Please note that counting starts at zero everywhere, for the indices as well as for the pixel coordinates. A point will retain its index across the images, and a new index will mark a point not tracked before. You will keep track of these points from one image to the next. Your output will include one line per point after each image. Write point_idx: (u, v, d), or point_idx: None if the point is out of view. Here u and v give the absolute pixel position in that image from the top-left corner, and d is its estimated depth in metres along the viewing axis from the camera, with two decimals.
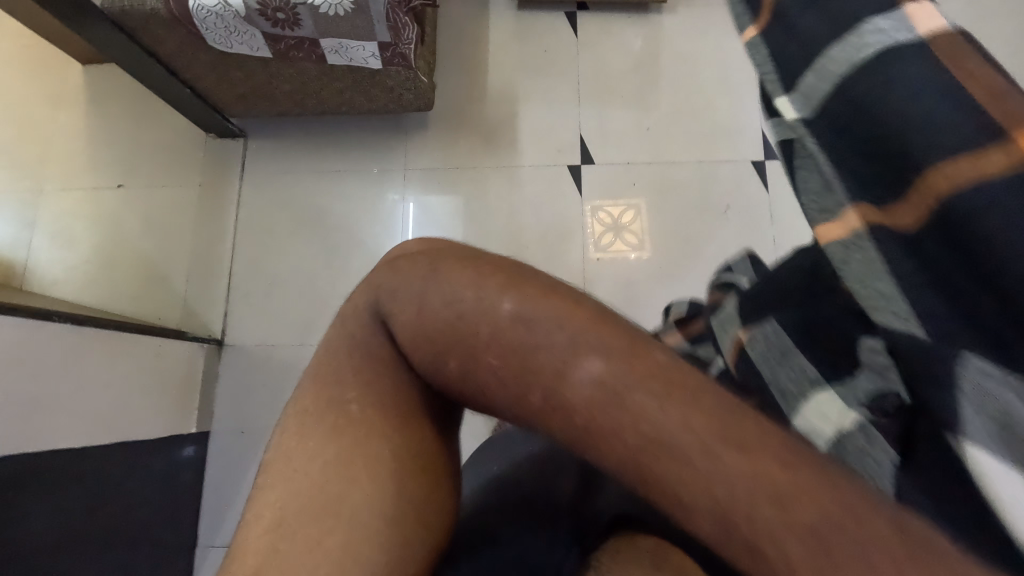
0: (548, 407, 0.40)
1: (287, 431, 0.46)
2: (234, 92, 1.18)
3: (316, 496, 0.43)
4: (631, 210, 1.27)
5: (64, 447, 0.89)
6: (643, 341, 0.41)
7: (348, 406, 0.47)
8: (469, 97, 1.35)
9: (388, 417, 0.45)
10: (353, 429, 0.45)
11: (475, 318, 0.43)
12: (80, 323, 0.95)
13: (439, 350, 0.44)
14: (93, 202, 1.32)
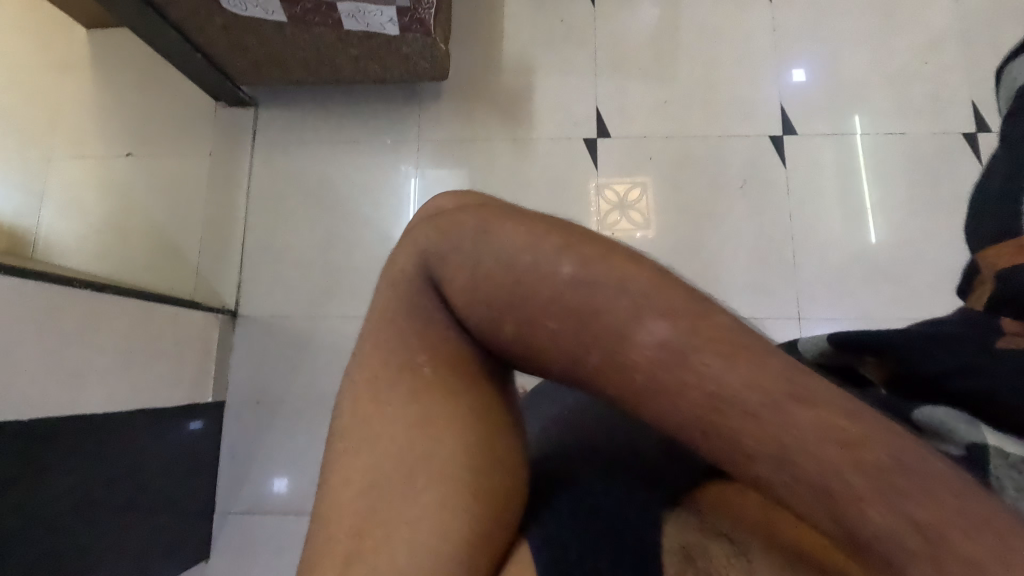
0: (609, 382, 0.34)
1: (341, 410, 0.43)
2: (247, 59, 1.16)
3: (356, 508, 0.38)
4: (636, 187, 1.26)
5: (84, 411, 0.90)
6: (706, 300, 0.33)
7: (390, 395, 0.41)
8: (484, 68, 1.33)
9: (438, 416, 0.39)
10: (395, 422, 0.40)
11: (533, 283, 0.35)
12: (100, 289, 0.95)
13: (488, 324, 0.38)
14: (103, 172, 1.31)
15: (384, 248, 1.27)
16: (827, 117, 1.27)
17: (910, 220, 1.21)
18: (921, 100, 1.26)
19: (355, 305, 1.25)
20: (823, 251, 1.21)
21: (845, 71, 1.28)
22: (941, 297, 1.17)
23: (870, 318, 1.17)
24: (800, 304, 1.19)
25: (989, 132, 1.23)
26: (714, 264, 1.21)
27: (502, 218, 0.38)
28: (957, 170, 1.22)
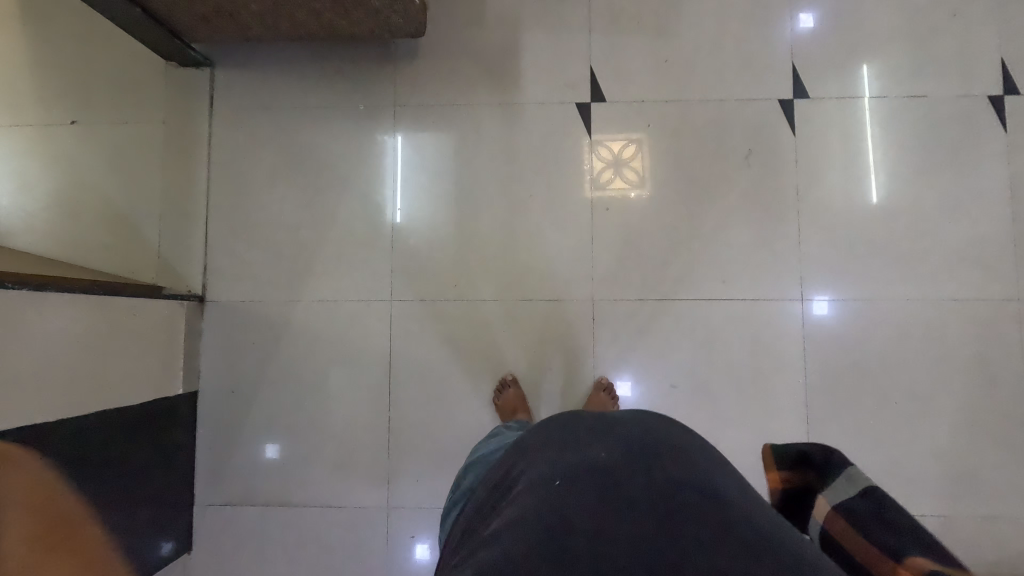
0: None
1: None
2: (194, 14, 1.02)
3: None
4: (632, 144, 1.16)
5: (37, 422, 0.82)
6: None
7: None
8: (465, 21, 1.19)
9: None
10: None
11: None
12: (42, 288, 0.85)
13: None
14: (42, 141, 1.17)
15: (361, 227, 1.18)
16: (842, 78, 1.16)
17: (927, 193, 1.13)
18: (946, 58, 1.14)
19: (332, 288, 1.17)
20: (829, 226, 1.13)
21: (865, 24, 1.16)
22: (953, 276, 1.11)
23: (875, 297, 1.12)
24: (803, 283, 1.13)
25: (1017, 94, 1.13)
26: (715, 242, 1.14)
27: None
28: (980, 137, 1.13)
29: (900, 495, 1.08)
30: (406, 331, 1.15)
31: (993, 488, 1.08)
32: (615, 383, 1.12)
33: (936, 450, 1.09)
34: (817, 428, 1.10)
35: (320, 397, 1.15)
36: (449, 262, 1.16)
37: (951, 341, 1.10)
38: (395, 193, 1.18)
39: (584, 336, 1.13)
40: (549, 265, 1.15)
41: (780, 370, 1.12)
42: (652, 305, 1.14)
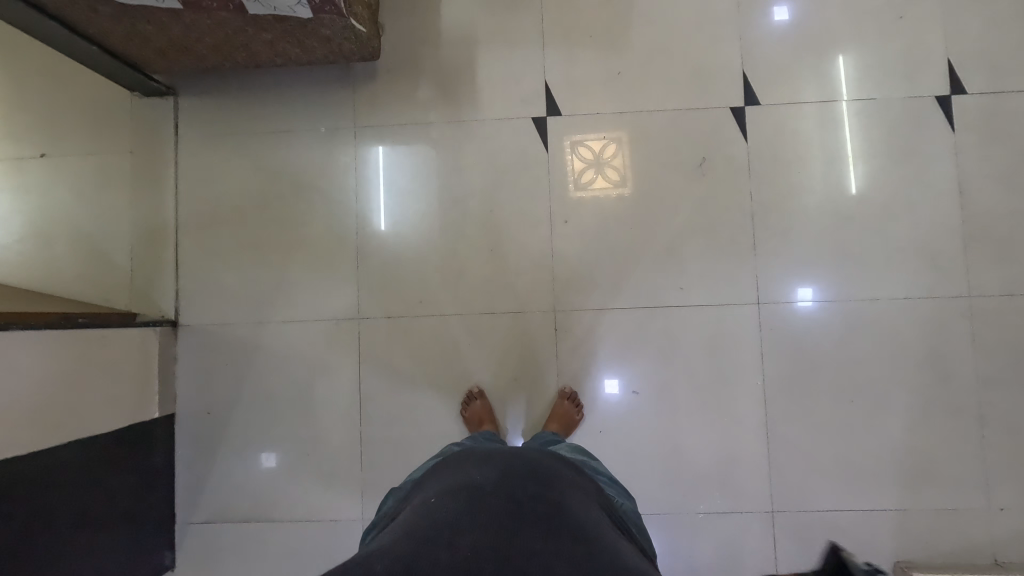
0: None
1: None
2: (150, 48, 1.04)
3: None
4: (612, 143, 1.19)
5: (13, 455, 0.86)
6: None
7: None
8: (420, 41, 1.21)
9: None
10: None
11: None
12: (11, 327, 0.88)
13: None
14: (13, 174, 1.19)
15: (327, 248, 1.20)
16: (792, 83, 1.17)
17: (877, 193, 1.15)
18: (892, 60, 1.16)
19: (300, 309, 1.20)
20: (784, 229, 1.16)
21: (813, 28, 1.18)
22: (903, 276, 1.14)
23: (832, 298, 1.14)
24: (758, 287, 1.15)
25: (964, 94, 1.15)
26: (672, 249, 1.16)
27: None
28: (928, 137, 1.15)
29: (857, 491, 1.12)
30: (373, 348, 1.18)
31: (946, 480, 1.11)
32: (587, 390, 1.15)
33: (890, 445, 1.12)
34: (776, 428, 1.13)
35: (292, 415, 1.18)
36: (413, 279, 1.19)
37: (904, 340, 1.13)
38: (377, 200, 1.20)
39: (545, 347, 1.16)
40: (511, 279, 1.18)
41: (738, 372, 1.14)
42: (611, 314, 1.16)
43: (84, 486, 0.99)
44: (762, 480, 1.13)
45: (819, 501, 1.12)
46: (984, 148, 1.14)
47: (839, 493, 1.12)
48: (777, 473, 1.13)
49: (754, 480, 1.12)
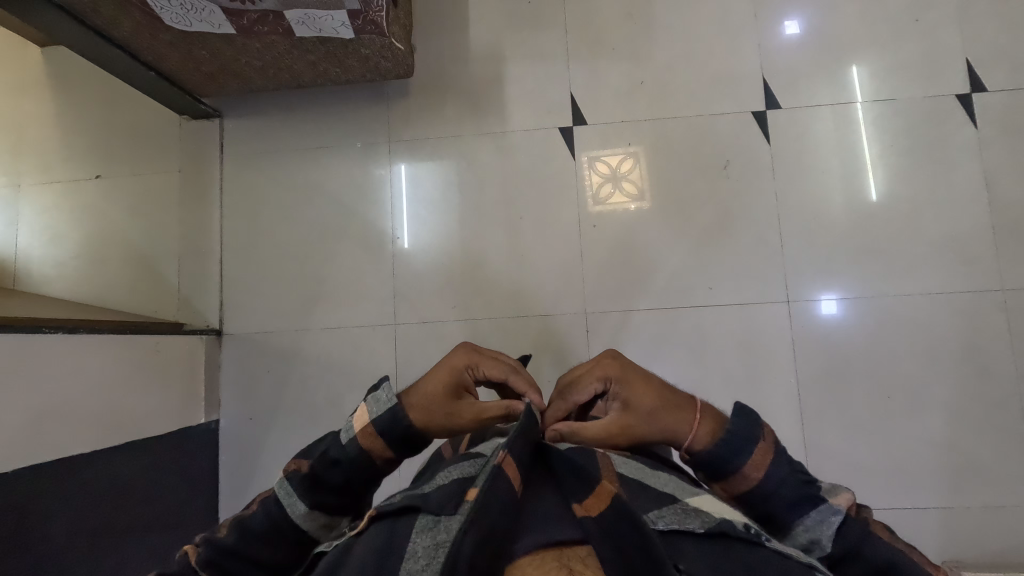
0: (646, 381, 0.64)
1: (631, 389, 0.63)
2: (201, 72, 1.12)
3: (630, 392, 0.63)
4: (629, 158, 1.22)
5: (74, 453, 0.92)
6: (678, 406, 0.62)
7: (634, 392, 0.63)
8: (452, 58, 1.27)
9: (674, 404, 0.62)
10: (661, 406, 0.62)
11: (665, 403, 0.62)
12: (74, 331, 0.95)
13: (657, 410, 0.61)
14: (70, 196, 1.27)
15: (364, 256, 1.25)
16: (815, 86, 1.21)
17: (903, 191, 1.16)
18: (912, 61, 1.19)
19: (337, 316, 1.24)
20: (810, 227, 1.17)
21: (832, 34, 1.21)
22: (934, 270, 1.14)
23: (864, 295, 1.15)
24: (787, 285, 1.17)
25: (984, 91, 1.17)
26: (700, 250, 1.19)
27: (632, 402, 0.63)
28: (951, 134, 1.17)
29: (900, 487, 1.10)
30: (409, 352, 1.21)
31: (992, 475, 1.09)
32: None
33: (929, 442, 1.11)
34: (812, 426, 1.13)
35: (331, 419, 1.21)
36: (448, 284, 1.23)
37: (939, 335, 1.13)
38: (400, 223, 1.25)
39: (577, 349, 1.18)
40: (542, 282, 1.21)
41: (771, 370, 1.15)
42: (640, 315, 1.18)
43: (135, 486, 1.03)
44: None
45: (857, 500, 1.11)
46: (1008, 143, 1.16)
47: (877, 492, 1.11)
48: (814, 471, 1.12)
49: None
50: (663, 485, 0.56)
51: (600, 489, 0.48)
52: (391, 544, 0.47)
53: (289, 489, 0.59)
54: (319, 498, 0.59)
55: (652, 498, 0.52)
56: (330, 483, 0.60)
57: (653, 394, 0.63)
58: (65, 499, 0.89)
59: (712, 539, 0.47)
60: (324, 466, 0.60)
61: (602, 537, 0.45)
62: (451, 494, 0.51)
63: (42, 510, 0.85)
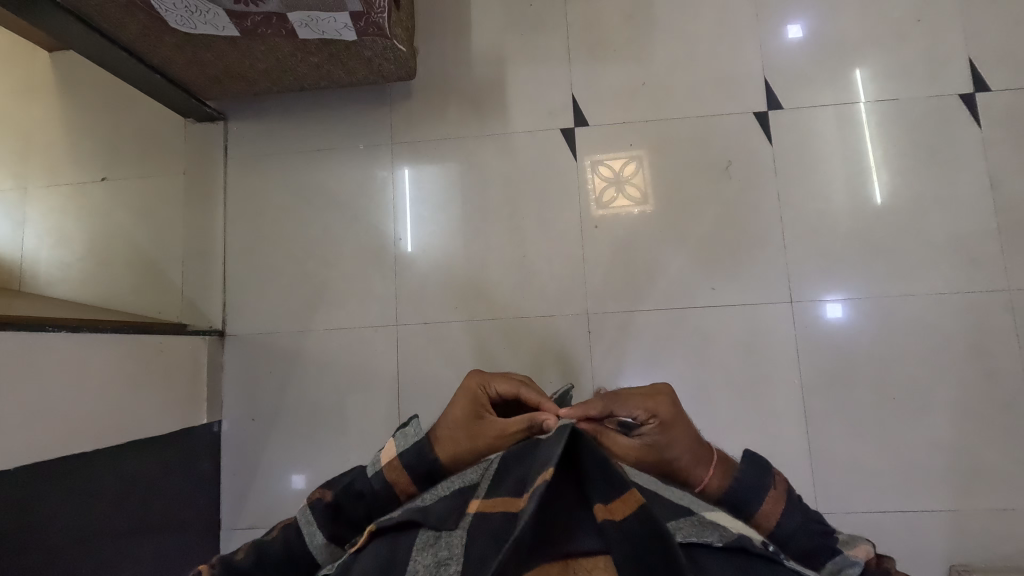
0: (677, 416, 0.63)
1: (667, 419, 0.62)
2: (207, 74, 1.13)
3: (666, 421, 0.62)
4: (631, 162, 1.22)
5: (77, 451, 0.92)
6: (703, 447, 0.62)
7: (668, 425, 0.62)
8: (454, 60, 1.28)
9: (700, 442, 0.62)
10: (690, 443, 0.62)
11: (693, 440, 0.62)
12: (78, 329, 0.95)
13: (688, 446, 0.61)
14: (75, 198, 1.28)
15: (366, 257, 1.25)
16: (817, 87, 1.21)
17: (907, 191, 1.16)
18: (914, 61, 1.19)
19: (340, 317, 1.24)
20: (813, 228, 1.17)
21: (834, 34, 1.21)
22: (939, 271, 1.13)
23: (868, 295, 1.14)
24: (791, 286, 1.16)
25: (988, 91, 1.17)
26: (702, 251, 1.18)
27: (670, 432, 0.61)
28: (954, 133, 1.16)
29: (908, 491, 1.09)
30: (410, 353, 1.21)
31: (1001, 478, 1.08)
32: None
33: (936, 444, 1.10)
34: (817, 427, 1.12)
35: (333, 420, 1.21)
36: (450, 285, 1.23)
37: (945, 336, 1.12)
38: (404, 230, 1.25)
39: (579, 350, 1.18)
40: (545, 283, 1.21)
41: (774, 371, 1.14)
42: (642, 315, 1.18)
43: (137, 486, 1.03)
44: (804, 481, 1.11)
45: (861, 503, 1.09)
46: (1012, 143, 1.15)
47: (881, 495, 1.09)
48: (818, 473, 1.11)
49: (798, 477, 1.11)
50: (681, 496, 0.53)
51: (627, 494, 0.45)
52: (394, 562, 0.46)
53: (312, 522, 0.61)
54: (339, 532, 0.60)
55: (665, 503, 0.50)
56: (350, 517, 0.61)
57: (686, 429, 0.62)
58: (66, 498, 0.89)
59: (730, 553, 0.46)
60: (347, 497, 0.62)
61: (621, 547, 0.43)
62: (452, 508, 0.50)
63: (43, 509, 0.85)
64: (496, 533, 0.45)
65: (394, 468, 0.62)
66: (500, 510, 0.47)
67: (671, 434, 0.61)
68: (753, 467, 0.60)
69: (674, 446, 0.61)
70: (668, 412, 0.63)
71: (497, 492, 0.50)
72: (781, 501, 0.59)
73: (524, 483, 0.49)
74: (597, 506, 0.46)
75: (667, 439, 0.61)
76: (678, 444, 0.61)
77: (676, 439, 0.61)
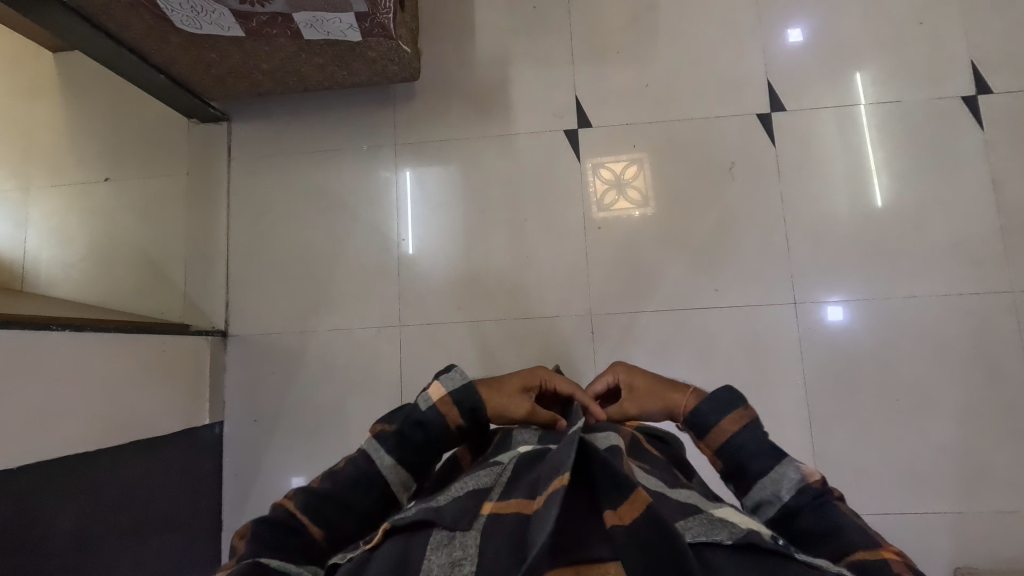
0: (643, 373, 0.75)
1: (629, 372, 0.76)
2: (211, 75, 1.13)
3: (629, 373, 0.75)
4: (633, 164, 1.22)
5: (79, 451, 0.92)
6: (679, 386, 0.70)
7: (629, 373, 0.75)
8: (457, 61, 1.28)
9: (671, 382, 0.71)
10: (656, 383, 0.72)
11: (663, 384, 0.71)
12: (81, 328, 0.95)
13: (654, 386, 0.71)
14: (78, 198, 1.28)
15: (369, 258, 1.25)
16: (820, 90, 1.21)
17: (909, 193, 1.16)
18: (916, 64, 1.19)
19: (342, 318, 1.24)
20: (816, 230, 1.17)
21: (836, 37, 1.22)
22: (942, 273, 1.13)
23: (871, 297, 1.14)
24: (794, 288, 1.16)
25: (990, 94, 1.17)
26: (705, 252, 1.18)
27: (632, 378, 0.74)
28: (956, 135, 1.17)
29: (912, 493, 1.09)
30: (413, 354, 1.21)
31: (1005, 481, 1.07)
32: None
33: (940, 446, 1.09)
34: (820, 429, 1.12)
35: (335, 422, 1.20)
36: (453, 286, 1.23)
37: (948, 338, 1.12)
38: (406, 231, 1.25)
39: (582, 352, 1.17)
40: (547, 285, 1.21)
41: (778, 372, 1.14)
42: (645, 317, 1.18)
43: (139, 486, 1.02)
44: None
45: (865, 506, 1.09)
46: (1013, 145, 1.16)
47: (885, 497, 1.09)
48: (823, 475, 1.11)
49: None
50: (689, 497, 0.53)
51: (634, 496, 0.45)
52: (408, 558, 0.45)
53: (378, 446, 0.60)
54: (405, 455, 0.60)
55: (675, 504, 0.50)
56: (415, 443, 0.61)
57: (647, 375, 0.74)
58: (68, 498, 0.89)
59: (741, 551, 0.44)
60: (409, 425, 0.61)
61: (632, 548, 0.42)
62: (466, 509, 0.49)
63: (45, 509, 0.84)
64: (511, 534, 0.44)
65: (445, 401, 0.63)
66: (514, 510, 0.47)
67: (636, 381, 0.74)
68: (709, 398, 0.63)
69: (646, 392, 0.71)
70: (630, 368, 0.77)
71: (511, 495, 0.50)
72: (744, 420, 0.61)
73: (538, 486, 0.49)
74: (605, 513, 0.45)
75: (634, 388, 0.73)
76: (642, 386, 0.72)
77: (638, 383, 0.73)
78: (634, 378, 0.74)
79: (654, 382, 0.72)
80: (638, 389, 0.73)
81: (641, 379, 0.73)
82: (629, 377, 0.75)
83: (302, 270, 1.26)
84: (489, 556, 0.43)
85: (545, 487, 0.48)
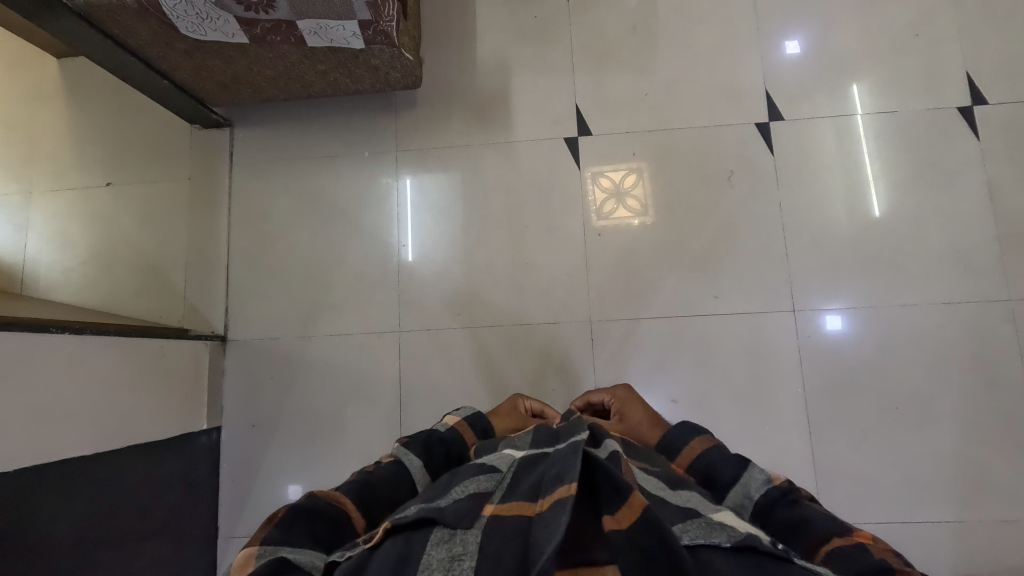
0: (642, 407, 0.86)
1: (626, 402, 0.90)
2: (214, 81, 1.14)
3: (626, 404, 0.88)
4: (631, 173, 1.23)
5: (77, 454, 0.92)
6: (661, 424, 0.81)
7: (626, 406, 0.88)
8: (459, 69, 1.30)
9: (656, 419, 0.82)
10: (645, 419, 0.83)
11: (650, 421, 0.82)
12: (81, 331, 0.95)
13: (643, 421, 0.83)
14: (80, 202, 1.28)
15: (370, 264, 1.26)
16: (818, 100, 1.22)
17: (907, 203, 1.17)
18: (913, 75, 1.21)
19: (343, 323, 1.24)
20: (816, 238, 1.18)
21: (834, 48, 1.23)
22: (940, 280, 1.14)
23: (869, 305, 1.15)
24: (794, 295, 1.16)
25: (986, 104, 1.19)
26: (705, 260, 1.19)
27: (630, 410, 0.86)
28: (953, 145, 1.18)
29: (911, 500, 1.09)
30: (412, 360, 1.21)
31: (1006, 490, 1.07)
32: None
33: (939, 455, 1.09)
34: (820, 437, 1.12)
35: (335, 426, 1.20)
36: (454, 292, 1.23)
37: (948, 346, 1.12)
38: (406, 237, 1.26)
39: (582, 359, 1.17)
40: (548, 291, 1.21)
41: (777, 380, 1.14)
42: (645, 324, 1.18)
43: (136, 491, 1.02)
44: (810, 490, 1.10)
45: (862, 514, 1.09)
46: (1009, 155, 1.17)
47: (885, 507, 1.09)
48: (823, 485, 1.10)
49: (801, 486, 1.10)
50: (687, 501, 0.52)
51: (633, 499, 0.45)
52: (408, 556, 0.44)
53: (406, 451, 0.65)
54: (431, 461, 0.65)
55: (675, 509, 0.50)
56: (438, 452, 0.68)
57: (643, 411, 0.86)
58: (65, 502, 0.88)
59: (740, 552, 0.44)
60: (433, 439, 0.69)
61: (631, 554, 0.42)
62: (467, 509, 0.49)
63: (42, 512, 0.84)
64: (512, 535, 0.45)
65: (461, 424, 0.76)
66: (515, 513, 0.47)
67: (631, 412, 0.85)
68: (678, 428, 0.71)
69: (636, 423, 0.83)
70: (628, 401, 0.90)
71: (511, 499, 0.50)
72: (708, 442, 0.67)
73: (539, 490, 0.50)
74: (604, 518, 0.45)
75: (629, 418, 0.84)
76: (636, 420, 0.83)
77: (633, 414, 0.85)
78: (628, 409, 0.87)
79: (643, 416, 0.83)
80: (631, 421, 0.83)
81: (635, 411, 0.85)
82: (626, 408, 0.88)
83: (303, 275, 1.27)
84: (489, 554, 0.43)
85: (549, 492, 0.48)
